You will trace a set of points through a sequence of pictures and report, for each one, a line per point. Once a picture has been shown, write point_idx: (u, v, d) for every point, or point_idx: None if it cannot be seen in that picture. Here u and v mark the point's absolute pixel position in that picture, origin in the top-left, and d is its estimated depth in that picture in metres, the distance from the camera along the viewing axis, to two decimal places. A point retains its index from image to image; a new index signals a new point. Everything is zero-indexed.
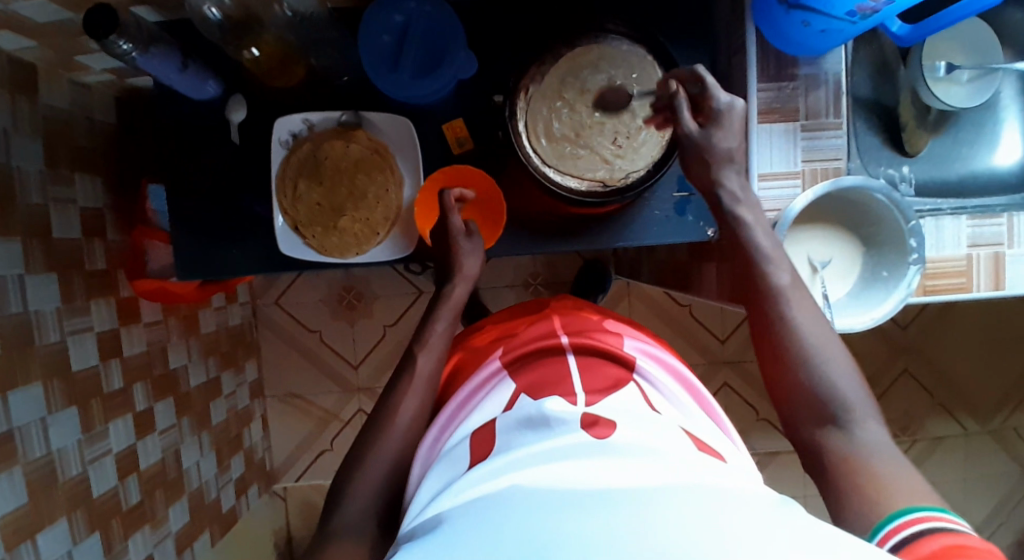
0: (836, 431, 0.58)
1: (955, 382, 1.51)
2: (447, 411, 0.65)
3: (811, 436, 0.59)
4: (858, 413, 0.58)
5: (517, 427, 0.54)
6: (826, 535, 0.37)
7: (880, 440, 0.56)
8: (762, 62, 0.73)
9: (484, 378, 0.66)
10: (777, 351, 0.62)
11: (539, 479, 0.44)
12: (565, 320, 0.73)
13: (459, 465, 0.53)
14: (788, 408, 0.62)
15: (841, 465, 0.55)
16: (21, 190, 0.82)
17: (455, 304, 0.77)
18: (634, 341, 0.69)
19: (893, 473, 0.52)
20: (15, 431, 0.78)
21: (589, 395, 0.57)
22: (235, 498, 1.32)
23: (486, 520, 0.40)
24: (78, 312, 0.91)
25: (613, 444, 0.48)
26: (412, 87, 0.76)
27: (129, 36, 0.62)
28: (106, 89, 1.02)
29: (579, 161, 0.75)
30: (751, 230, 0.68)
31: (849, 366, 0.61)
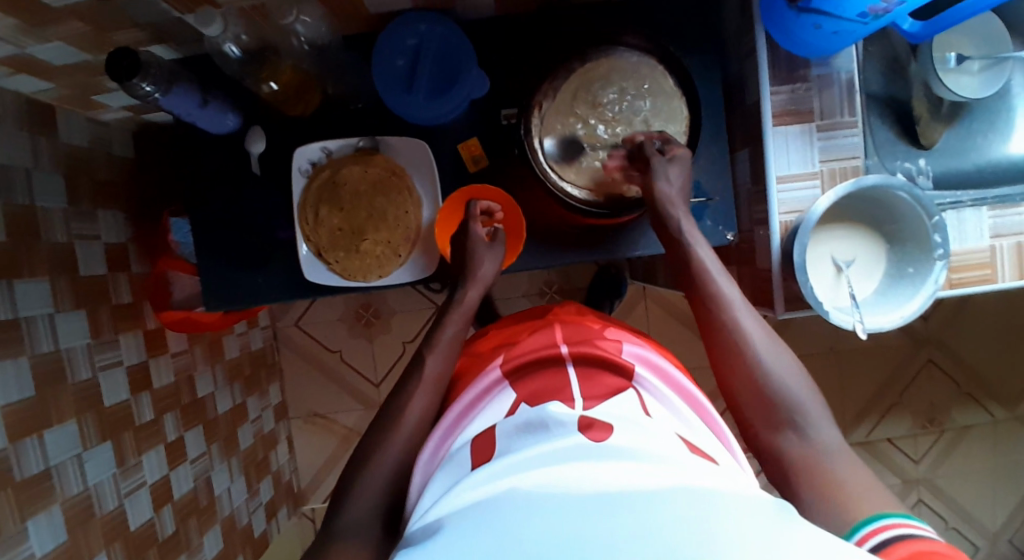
0: (792, 434, 0.60)
1: (980, 370, 1.49)
2: (446, 420, 0.64)
3: (770, 442, 0.61)
4: (811, 417, 0.60)
5: (515, 433, 0.54)
6: (823, 546, 0.38)
7: (833, 442, 0.59)
8: (774, 65, 0.74)
9: (484, 389, 0.65)
10: (734, 364, 0.64)
11: (541, 481, 0.44)
12: (565, 330, 0.71)
13: (461, 471, 0.53)
14: (746, 417, 0.63)
15: (804, 472, 0.57)
16: (47, 230, 0.84)
17: (468, 310, 0.75)
18: (632, 347, 0.68)
19: (850, 475, 0.55)
20: (53, 468, 0.79)
21: (588, 401, 0.57)
22: (265, 521, 1.33)
23: (491, 523, 0.40)
24: (107, 346, 0.92)
25: (613, 446, 0.48)
26: (428, 107, 0.77)
27: (150, 77, 0.63)
28: (122, 125, 1.03)
29: (595, 174, 0.76)
30: (696, 256, 0.70)
31: (796, 367, 0.63)
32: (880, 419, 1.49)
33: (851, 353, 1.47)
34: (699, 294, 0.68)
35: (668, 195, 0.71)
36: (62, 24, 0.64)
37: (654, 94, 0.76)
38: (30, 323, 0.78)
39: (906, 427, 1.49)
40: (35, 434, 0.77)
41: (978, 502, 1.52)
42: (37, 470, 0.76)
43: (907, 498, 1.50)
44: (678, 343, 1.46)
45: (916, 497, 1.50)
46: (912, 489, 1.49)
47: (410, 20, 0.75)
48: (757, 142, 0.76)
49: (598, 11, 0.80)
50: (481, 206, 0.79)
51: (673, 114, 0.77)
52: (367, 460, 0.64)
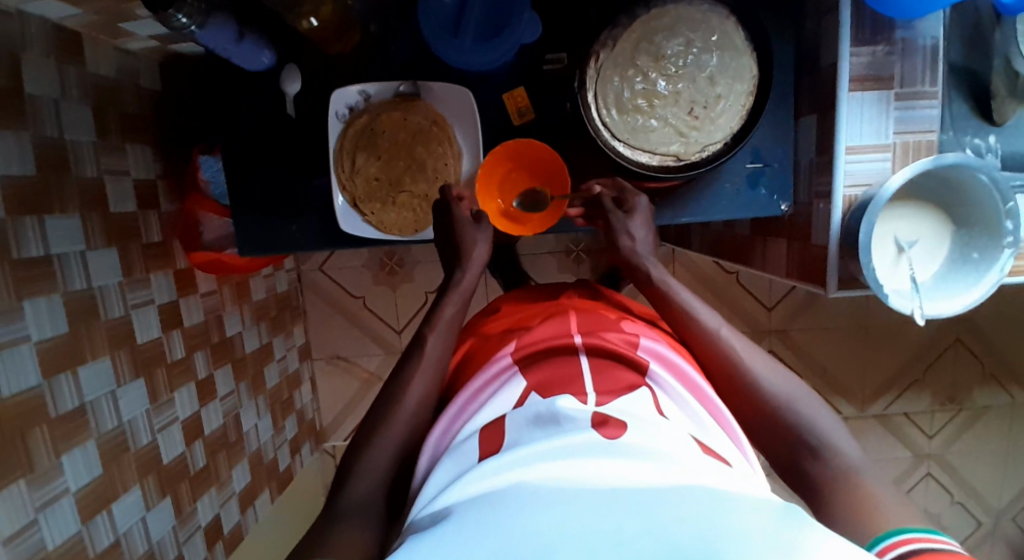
0: (813, 459, 0.58)
1: (1009, 352, 1.46)
2: (455, 405, 0.63)
3: (797, 472, 0.58)
4: (829, 437, 0.59)
5: (528, 424, 0.52)
6: (826, 543, 0.37)
7: (854, 460, 0.57)
8: (857, 24, 0.67)
9: (491, 376, 0.63)
10: (738, 395, 0.64)
11: (548, 476, 0.43)
12: (579, 320, 0.70)
13: (470, 457, 0.51)
14: (769, 448, 0.62)
15: (833, 492, 0.54)
16: (77, 164, 0.82)
17: (465, 292, 0.73)
18: (649, 342, 0.65)
19: (866, 494, 0.52)
20: (88, 404, 0.80)
21: (600, 396, 0.55)
22: (290, 457, 1.37)
23: (499, 520, 0.39)
24: (138, 285, 0.92)
25: (626, 444, 0.47)
26: (476, 53, 0.73)
27: (187, 8, 0.59)
28: (150, 56, 0.99)
29: (652, 134, 0.71)
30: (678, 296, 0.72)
31: (814, 399, 0.62)
32: (900, 395, 1.47)
33: (879, 328, 1.44)
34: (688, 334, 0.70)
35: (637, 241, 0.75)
36: None
37: (722, 47, 0.70)
38: (62, 260, 0.77)
39: (925, 404, 1.48)
40: (69, 370, 0.77)
41: (987, 481, 1.52)
42: (72, 406, 0.77)
43: (917, 472, 1.50)
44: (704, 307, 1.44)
45: (925, 472, 1.51)
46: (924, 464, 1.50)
47: None
48: (827, 109, 0.71)
49: None
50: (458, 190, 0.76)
51: (740, 72, 0.70)
52: (405, 420, 0.63)
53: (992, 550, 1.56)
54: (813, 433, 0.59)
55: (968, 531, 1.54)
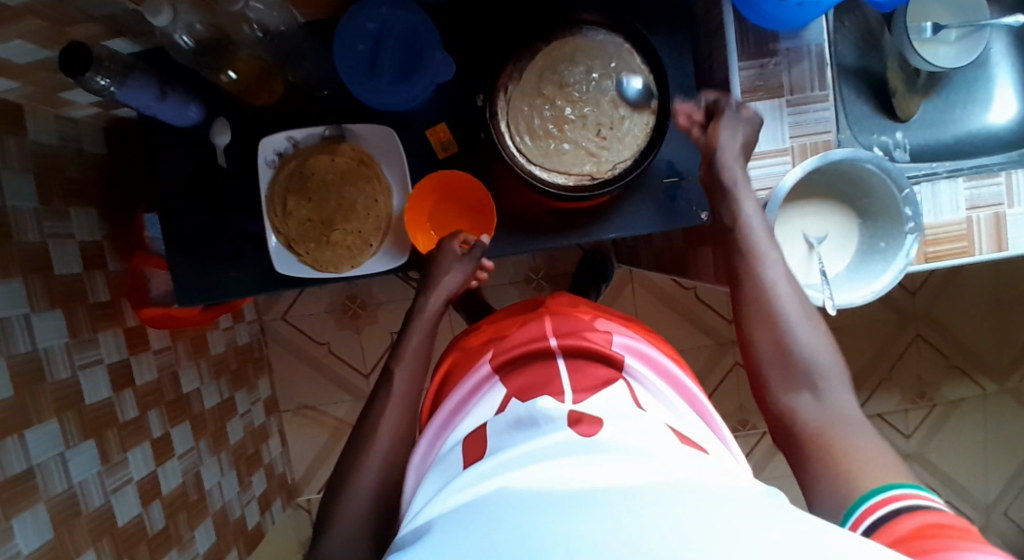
0: (808, 395, 0.60)
1: (970, 344, 1.48)
2: (438, 420, 0.66)
3: (781, 402, 0.61)
4: (828, 384, 0.60)
5: (507, 428, 0.54)
6: (812, 539, 0.35)
7: (847, 409, 0.58)
8: (742, 39, 0.73)
9: (472, 388, 0.66)
10: (760, 323, 0.64)
11: (525, 481, 0.44)
12: (555, 322, 0.71)
13: (453, 469, 0.53)
14: (762, 376, 0.63)
15: (814, 434, 0.57)
16: (20, 230, 0.84)
17: (429, 319, 0.77)
18: (622, 337, 0.68)
19: (859, 443, 0.54)
20: (36, 467, 0.79)
21: (577, 394, 0.57)
22: (259, 514, 1.34)
23: (480, 519, 0.40)
24: (86, 345, 0.92)
25: (601, 441, 0.48)
26: (391, 93, 0.77)
27: (105, 70, 0.62)
28: (94, 122, 1.02)
29: (565, 157, 0.76)
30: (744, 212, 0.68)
31: (823, 332, 0.63)
32: (870, 395, 1.48)
33: (840, 331, 1.46)
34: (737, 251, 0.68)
35: (723, 152, 0.69)
36: (18, 20, 0.62)
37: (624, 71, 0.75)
38: (5, 323, 0.79)
39: (896, 403, 1.49)
40: (15, 434, 0.77)
41: (970, 476, 1.52)
42: (19, 469, 0.77)
43: None
44: (665, 326, 1.46)
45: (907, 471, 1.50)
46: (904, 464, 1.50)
47: (372, 4, 0.73)
48: None
49: None
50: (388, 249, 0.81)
51: (640, 94, 0.75)
52: None
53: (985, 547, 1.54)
54: (816, 378, 0.60)
55: None
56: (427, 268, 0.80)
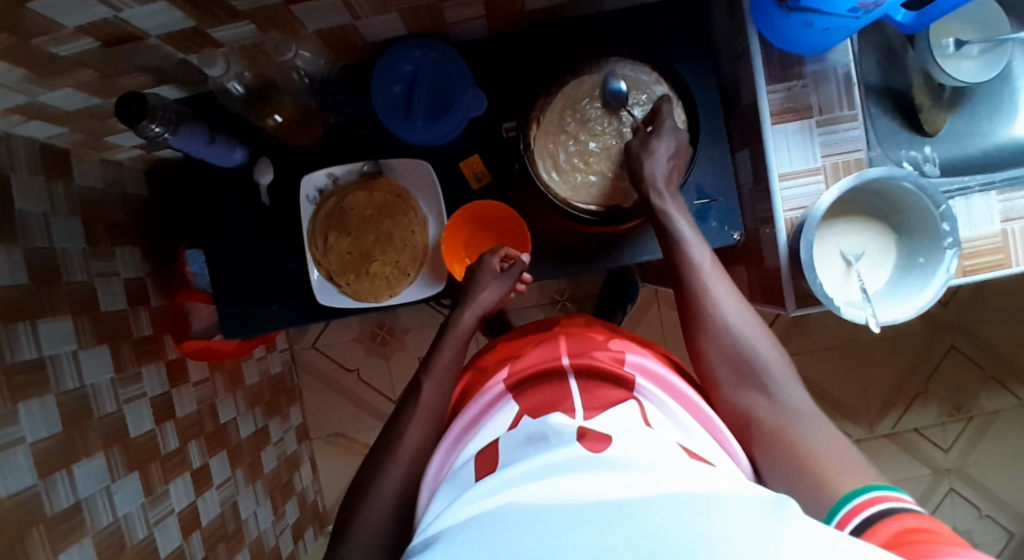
0: (760, 394, 0.64)
1: (1005, 354, 1.46)
2: (453, 433, 0.67)
3: (740, 401, 0.65)
4: (778, 380, 0.64)
5: (519, 445, 0.54)
6: (817, 547, 0.35)
7: (797, 400, 0.63)
8: (769, 65, 0.74)
9: (482, 408, 0.67)
10: (705, 327, 0.68)
11: (535, 495, 0.44)
12: (568, 343, 0.72)
13: (464, 483, 0.53)
14: (713, 380, 0.67)
15: (772, 429, 0.61)
16: (67, 269, 0.87)
17: (464, 333, 0.77)
18: (634, 357, 0.69)
19: (815, 433, 0.59)
20: (83, 502, 0.81)
21: (588, 411, 0.58)
22: (292, 542, 1.35)
23: (493, 534, 0.40)
24: (129, 380, 0.95)
25: (609, 456, 0.48)
26: (425, 130, 0.79)
27: (159, 118, 0.65)
28: (135, 163, 1.06)
29: (593, 189, 0.77)
30: (672, 224, 0.73)
31: (763, 332, 0.68)
32: (906, 409, 1.46)
33: (870, 344, 1.45)
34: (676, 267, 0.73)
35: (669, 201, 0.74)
36: (71, 71, 0.65)
37: (641, 99, 0.78)
38: (55, 360, 0.81)
39: (932, 416, 1.46)
40: (64, 469, 0.79)
41: (1013, 490, 1.48)
42: (67, 504, 0.78)
43: (939, 489, 1.47)
44: None
45: (947, 487, 1.47)
46: (943, 479, 1.47)
47: (405, 47, 0.76)
48: (757, 141, 0.77)
49: (591, 22, 0.82)
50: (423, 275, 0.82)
51: (669, 120, 0.78)
52: (382, 478, 0.66)
53: None
54: (758, 361, 0.65)
55: (1003, 545, 1.49)
56: (467, 283, 0.81)
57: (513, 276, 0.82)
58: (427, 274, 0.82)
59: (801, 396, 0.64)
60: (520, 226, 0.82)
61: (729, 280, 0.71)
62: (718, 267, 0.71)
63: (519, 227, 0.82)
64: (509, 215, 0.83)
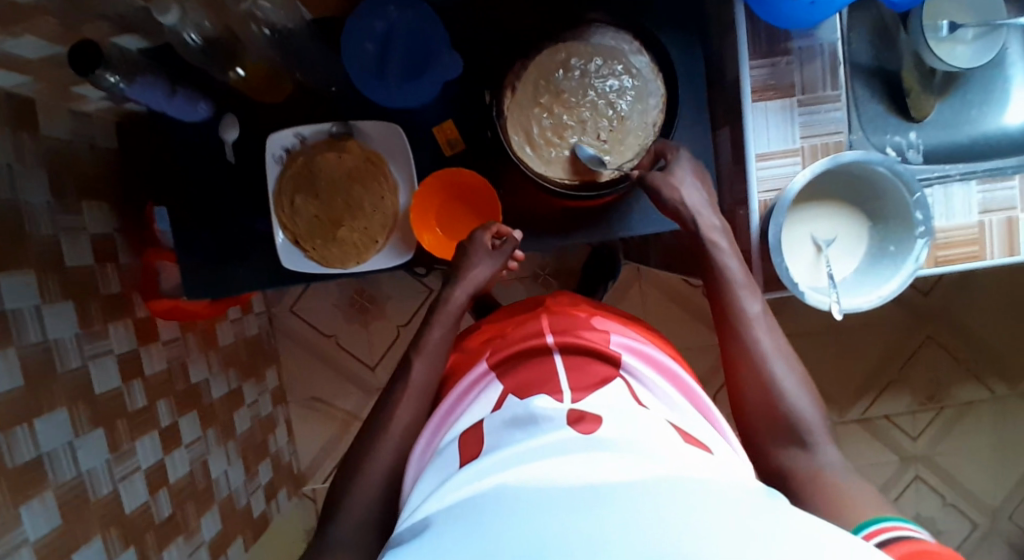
0: (799, 450, 0.63)
1: (981, 347, 1.47)
2: (439, 413, 0.66)
3: (779, 457, 0.64)
4: (819, 437, 0.63)
5: (505, 426, 0.54)
6: (816, 540, 0.36)
7: (838, 462, 0.61)
8: (754, 39, 0.72)
9: (468, 384, 0.66)
10: (746, 374, 0.67)
11: (527, 479, 0.43)
12: (553, 320, 0.71)
13: (452, 465, 0.53)
14: (756, 432, 0.66)
15: (813, 486, 0.59)
16: (31, 222, 0.85)
17: (454, 310, 0.76)
18: (621, 337, 0.68)
19: (852, 491, 0.57)
20: (45, 456, 0.81)
21: (576, 392, 0.57)
22: (265, 502, 1.36)
23: (487, 519, 0.39)
24: (96, 337, 0.94)
25: (600, 439, 0.47)
26: (397, 93, 0.77)
27: (114, 68, 0.63)
28: (106, 115, 1.03)
29: (568, 163, 0.75)
30: (721, 260, 0.71)
31: (806, 385, 0.66)
32: (879, 396, 1.47)
33: (848, 330, 1.45)
34: (719, 306, 0.71)
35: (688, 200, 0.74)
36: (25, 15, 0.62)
37: (618, 70, 0.75)
38: (17, 314, 0.80)
39: (904, 404, 1.47)
40: (25, 423, 0.78)
41: (978, 478, 1.51)
42: (28, 457, 0.78)
43: (906, 475, 1.49)
44: (672, 324, 1.46)
45: (914, 474, 1.49)
46: (911, 466, 1.49)
47: (380, 4, 0.72)
48: (738, 119, 0.75)
49: None
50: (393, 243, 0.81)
51: (648, 93, 0.75)
52: None
53: (989, 551, 1.53)
54: (798, 413, 0.64)
55: (964, 532, 1.52)
56: (457, 259, 0.80)
57: (505, 253, 0.81)
58: (395, 241, 0.81)
59: (838, 458, 0.62)
60: (494, 200, 0.81)
61: (778, 328, 0.69)
62: (767, 315, 0.69)
63: (492, 202, 0.81)
64: (483, 183, 0.81)
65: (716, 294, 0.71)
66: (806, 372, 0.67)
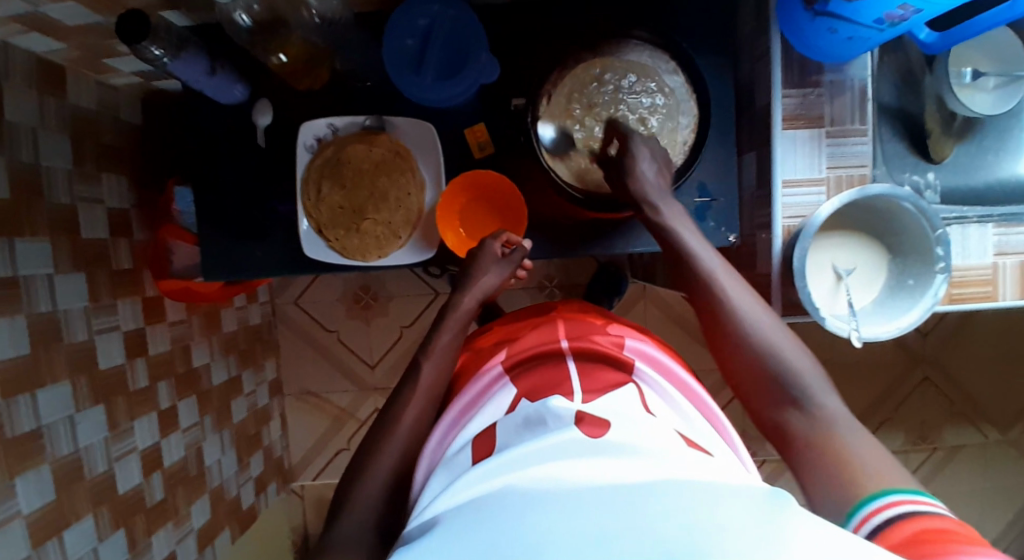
0: (794, 410, 0.60)
1: (976, 390, 1.48)
2: (449, 416, 0.65)
3: (777, 418, 0.61)
4: (815, 391, 0.60)
5: (517, 429, 0.54)
6: (820, 540, 0.35)
7: (838, 412, 0.58)
8: (787, 68, 0.73)
9: (482, 388, 0.65)
10: (729, 344, 0.66)
11: (534, 480, 0.43)
12: (567, 326, 0.72)
13: (461, 466, 0.53)
14: (749, 399, 0.64)
15: (815, 445, 0.56)
16: (51, 190, 0.84)
17: (464, 315, 0.76)
18: (634, 343, 0.69)
19: (862, 446, 0.54)
20: (44, 429, 0.80)
21: (586, 394, 0.57)
22: (254, 495, 1.35)
23: (491, 517, 0.39)
24: (104, 311, 0.93)
25: (610, 442, 0.47)
26: (432, 90, 0.78)
27: (159, 41, 0.63)
28: (132, 91, 1.03)
29: (596, 175, 0.77)
30: (679, 240, 0.72)
31: (798, 346, 0.64)
32: (873, 432, 1.48)
33: (847, 364, 1.47)
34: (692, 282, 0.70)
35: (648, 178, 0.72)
36: None
37: (650, 87, 0.77)
38: (29, 281, 0.79)
39: (897, 443, 1.48)
40: (27, 392, 0.77)
41: (966, 523, 1.51)
42: (27, 428, 0.77)
43: None
44: (673, 345, 1.46)
45: None
46: None
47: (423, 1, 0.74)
48: (765, 144, 0.77)
49: (614, 3, 0.80)
50: (416, 240, 0.81)
51: (678, 112, 0.78)
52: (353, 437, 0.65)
53: None
54: (787, 371, 0.62)
55: None
56: (470, 262, 0.80)
57: (514, 260, 0.82)
58: (417, 238, 0.82)
59: (841, 407, 0.59)
60: (520, 206, 0.81)
61: (754, 293, 0.67)
62: (739, 282, 0.68)
63: (519, 205, 0.81)
64: (513, 190, 0.81)
65: (687, 270, 0.71)
66: (792, 333, 0.65)
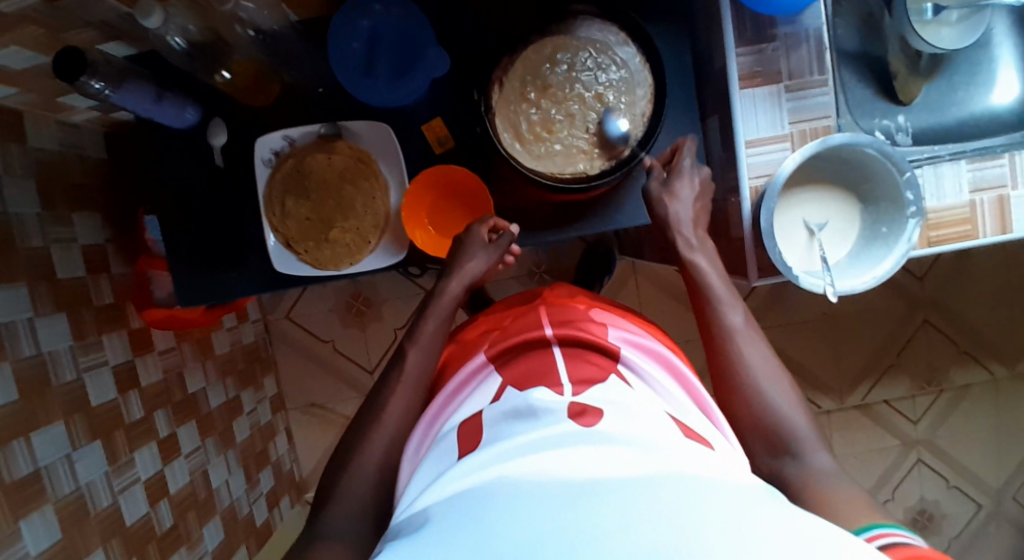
0: (789, 461, 0.60)
1: (979, 328, 1.47)
2: (436, 404, 0.66)
3: (768, 466, 0.62)
4: (808, 444, 0.61)
5: (503, 418, 0.53)
6: (813, 534, 0.34)
7: (828, 469, 0.59)
8: (739, 26, 0.72)
9: (470, 375, 0.65)
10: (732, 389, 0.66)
11: (527, 472, 0.43)
12: (551, 313, 0.71)
13: (449, 457, 0.52)
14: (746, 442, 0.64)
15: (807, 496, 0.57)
16: (21, 234, 0.84)
17: (449, 302, 0.76)
18: (618, 331, 0.68)
19: (842, 497, 0.55)
20: (43, 470, 0.80)
21: (576, 386, 0.56)
22: (267, 511, 1.36)
23: (485, 511, 0.39)
24: (91, 348, 0.93)
25: (601, 432, 0.47)
26: (385, 91, 0.77)
27: (100, 74, 0.62)
28: (93, 126, 1.02)
29: (557, 158, 0.76)
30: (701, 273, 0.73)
31: (794, 395, 0.65)
32: (877, 381, 1.47)
33: (845, 317, 1.46)
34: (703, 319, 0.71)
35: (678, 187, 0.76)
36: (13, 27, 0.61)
37: (604, 63, 0.75)
38: (10, 328, 0.79)
39: (903, 389, 1.48)
40: (22, 436, 0.78)
41: (980, 463, 1.51)
42: (26, 472, 0.77)
43: (907, 460, 1.49)
44: (669, 317, 1.46)
45: (916, 458, 1.49)
46: (912, 450, 1.49)
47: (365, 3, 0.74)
48: (726, 106, 0.75)
49: None
50: (384, 244, 0.80)
51: (635, 85, 0.76)
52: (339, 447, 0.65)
53: (996, 532, 1.54)
54: (784, 420, 0.62)
55: (968, 515, 1.52)
56: (455, 251, 0.80)
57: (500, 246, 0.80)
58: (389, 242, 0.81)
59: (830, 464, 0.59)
60: (487, 197, 0.81)
61: (764, 342, 0.68)
62: (752, 329, 0.69)
63: (483, 196, 0.81)
64: (477, 179, 0.81)
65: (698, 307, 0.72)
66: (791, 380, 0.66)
